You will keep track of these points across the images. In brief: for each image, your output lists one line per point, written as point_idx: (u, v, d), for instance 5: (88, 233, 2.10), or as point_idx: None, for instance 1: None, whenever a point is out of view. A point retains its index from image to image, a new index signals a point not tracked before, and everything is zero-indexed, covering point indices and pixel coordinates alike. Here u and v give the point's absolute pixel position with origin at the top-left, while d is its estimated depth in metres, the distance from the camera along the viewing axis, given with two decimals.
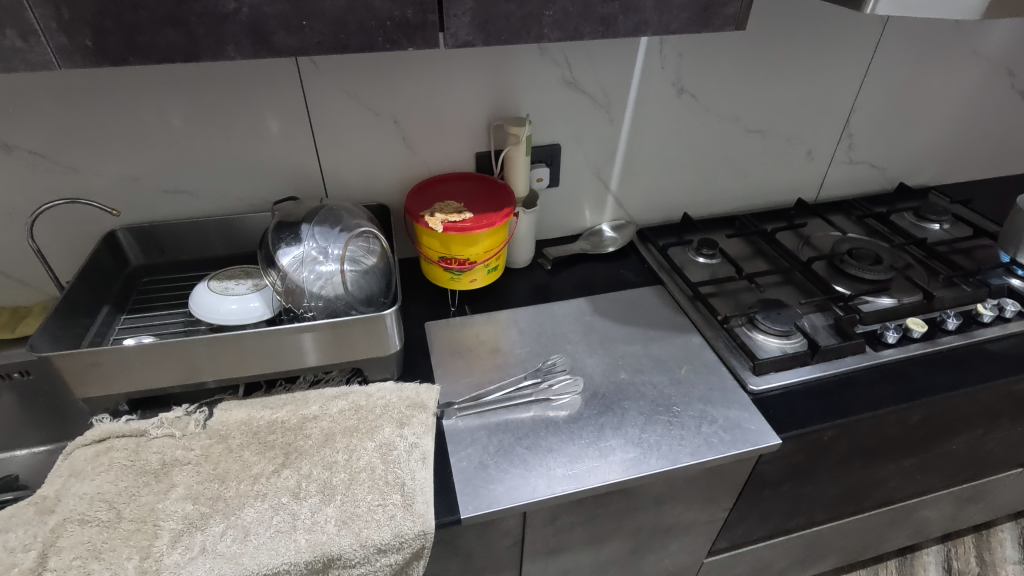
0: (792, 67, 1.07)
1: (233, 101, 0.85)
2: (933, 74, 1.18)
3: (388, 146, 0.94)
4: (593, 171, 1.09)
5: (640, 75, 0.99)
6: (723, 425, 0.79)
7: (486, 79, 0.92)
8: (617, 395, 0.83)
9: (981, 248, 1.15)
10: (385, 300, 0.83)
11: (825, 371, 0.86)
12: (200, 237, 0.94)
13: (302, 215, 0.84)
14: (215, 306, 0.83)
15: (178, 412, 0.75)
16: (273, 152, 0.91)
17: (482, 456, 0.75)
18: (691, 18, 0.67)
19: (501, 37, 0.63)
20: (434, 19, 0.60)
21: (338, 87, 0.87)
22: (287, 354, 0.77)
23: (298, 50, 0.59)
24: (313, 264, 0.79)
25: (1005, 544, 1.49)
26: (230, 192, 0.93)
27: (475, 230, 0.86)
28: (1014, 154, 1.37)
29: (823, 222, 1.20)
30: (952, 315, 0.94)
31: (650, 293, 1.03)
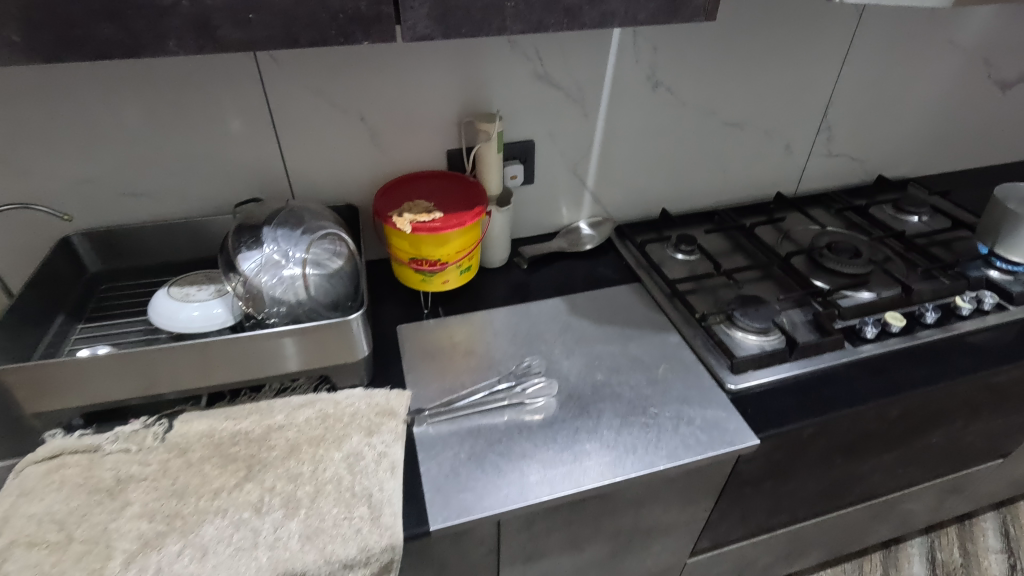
0: (768, 59, 1.06)
1: (190, 99, 0.81)
2: (911, 65, 1.17)
3: (356, 144, 0.91)
4: (569, 167, 1.07)
5: (614, 68, 0.97)
6: (701, 425, 0.78)
7: (455, 75, 0.89)
8: (594, 397, 0.81)
9: (959, 240, 1.14)
10: (352, 304, 0.80)
11: (803, 368, 0.85)
12: (161, 241, 0.91)
13: (265, 218, 0.81)
14: (175, 313, 0.79)
15: (135, 425, 0.72)
16: (234, 153, 0.87)
17: (453, 464, 0.72)
18: (659, 9, 0.65)
19: (461, 30, 0.60)
20: (389, 11, 0.57)
21: (301, 84, 0.84)
22: (248, 362, 0.74)
23: (246, 44, 0.56)
24: (276, 268, 0.76)
25: (988, 534, 1.50)
26: (191, 195, 0.89)
27: (444, 230, 0.84)
28: (991, 145, 1.37)
29: (802, 216, 1.19)
30: (931, 308, 0.94)
31: (628, 291, 1.01)
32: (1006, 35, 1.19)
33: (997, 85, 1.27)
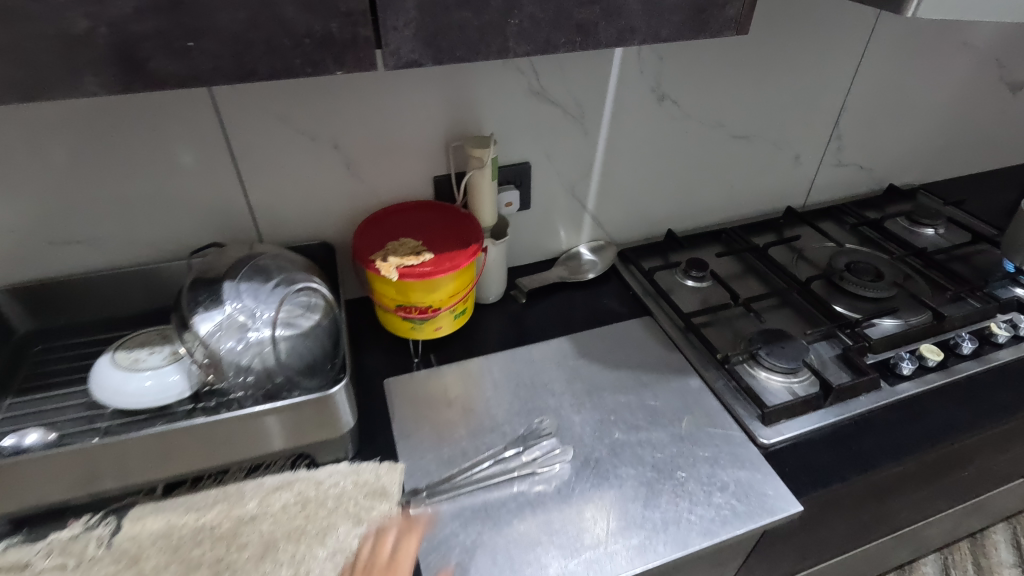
0: (780, 66, 0.97)
1: (131, 132, 0.69)
2: (925, 68, 1.10)
3: (329, 175, 0.80)
4: (568, 190, 0.97)
5: (617, 81, 0.87)
6: (735, 491, 0.69)
7: (440, 94, 0.78)
8: (612, 461, 0.72)
9: (980, 254, 1.08)
10: (332, 366, 0.69)
11: (840, 415, 0.77)
12: (106, 294, 0.78)
13: (224, 269, 0.69)
14: (121, 385, 0.67)
15: (74, 531, 0.61)
16: (188, 190, 0.75)
17: (458, 556, 0.62)
18: (685, 22, 0.55)
19: (455, 54, 0.49)
20: (367, 34, 0.46)
21: (262, 110, 0.72)
22: (210, 447, 0.63)
23: (187, 79, 0.44)
24: (240, 331, 0.65)
25: (1000, 547, 1.46)
26: (138, 239, 0.77)
27: (436, 275, 0.73)
28: (999, 148, 1.31)
29: (815, 232, 1.11)
30: (966, 337, 0.86)
31: (638, 327, 0.92)
32: (1021, 35, 1.13)
33: (1009, 87, 1.20)
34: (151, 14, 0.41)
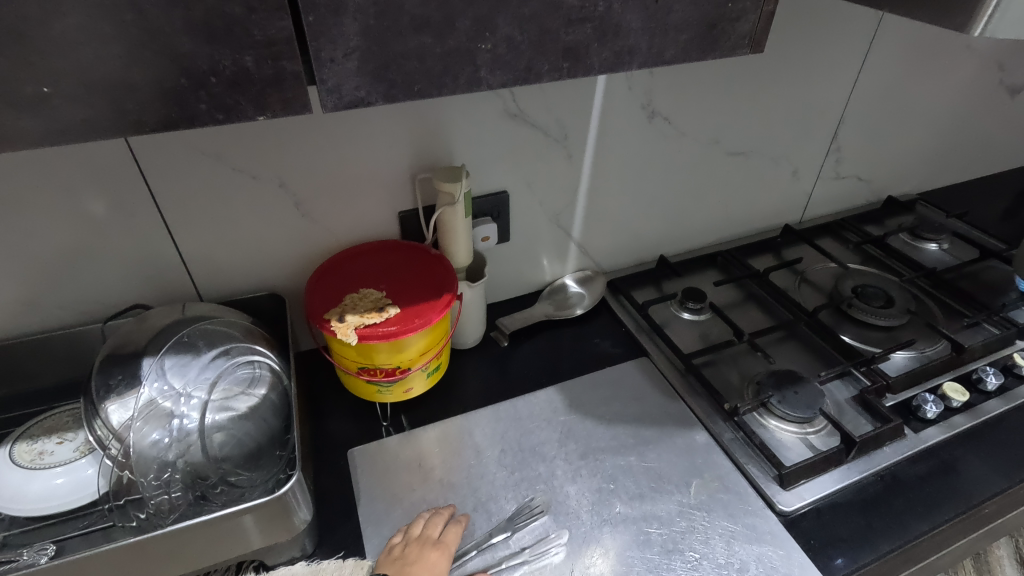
0: (779, 76, 0.88)
1: (22, 178, 0.56)
2: (927, 73, 1.02)
3: (276, 217, 0.69)
4: (551, 218, 0.87)
5: (603, 98, 0.77)
6: (756, 574, 0.60)
7: (403, 120, 0.67)
8: (615, 542, 0.62)
9: (989, 271, 1.01)
10: (281, 452, 0.58)
11: (864, 472, 0.68)
12: (11, 365, 0.66)
13: (145, 341, 0.57)
14: (21, 488, 0.56)
15: None
16: (102, 243, 0.63)
17: None
18: (692, 41, 0.46)
19: (412, 89, 0.39)
20: (294, 68, 0.35)
21: (188, 147, 0.60)
22: (127, 569, 0.51)
23: (47, 135, 0.33)
24: (166, 419, 0.54)
25: (1004, 563, 1.41)
26: (44, 301, 0.65)
27: (403, 335, 0.63)
28: (995, 153, 1.26)
29: (815, 251, 1.04)
30: (990, 371, 0.79)
31: (634, 370, 0.83)
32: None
33: (1009, 90, 1.14)
34: None
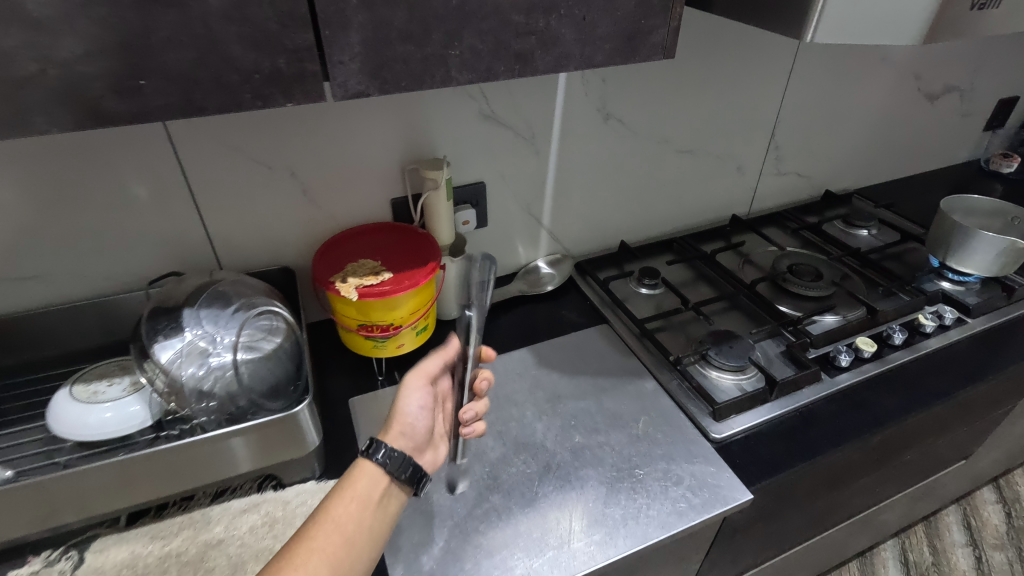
0: (717, 85, 1.03)
1: (83, 167, 0.69)
2: (852, 82, 1.17)
3: (287, 202, 0.82)
4: (523, 207, 1.00)
5: (564, 103, 0.91)
6: (690, 484, 0.72)
7: (392, 120, 0.81)
8: (574, 463, 0.75)
9: (909, 252, 1.16)
10: (295, 387, 0.71)
11: (785, 408, 0.81)
12: (66, 328, 0.78)
13: (183, 297, 0.70)
14: (81, 418, 0.67)
15: (34, 566, 0.61)
16: (143, 221, 0.75)
17: (427, 565, 0.64)
18: (616, 49, 0.59)
19: (400, 84, 0.52)
20: (314, 68, 0.49)
21: (216, 141, 0.73)
22: (168, 474, 0.64)
23: (136, 116, 0.45)
24: (202, 356, 0.66)
25: (952, 528, 1.53)
26: (92, 272, 0.77)
27: (395, 294, 0.76)
28: (921, 154, 1.42)
29: (758, 237, 1.18)
30: (897, 329, 0.93)
31: (596, 335, 0.96)
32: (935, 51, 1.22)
33: (927, 97, 1.30)
34: (100, 56, 0.42)
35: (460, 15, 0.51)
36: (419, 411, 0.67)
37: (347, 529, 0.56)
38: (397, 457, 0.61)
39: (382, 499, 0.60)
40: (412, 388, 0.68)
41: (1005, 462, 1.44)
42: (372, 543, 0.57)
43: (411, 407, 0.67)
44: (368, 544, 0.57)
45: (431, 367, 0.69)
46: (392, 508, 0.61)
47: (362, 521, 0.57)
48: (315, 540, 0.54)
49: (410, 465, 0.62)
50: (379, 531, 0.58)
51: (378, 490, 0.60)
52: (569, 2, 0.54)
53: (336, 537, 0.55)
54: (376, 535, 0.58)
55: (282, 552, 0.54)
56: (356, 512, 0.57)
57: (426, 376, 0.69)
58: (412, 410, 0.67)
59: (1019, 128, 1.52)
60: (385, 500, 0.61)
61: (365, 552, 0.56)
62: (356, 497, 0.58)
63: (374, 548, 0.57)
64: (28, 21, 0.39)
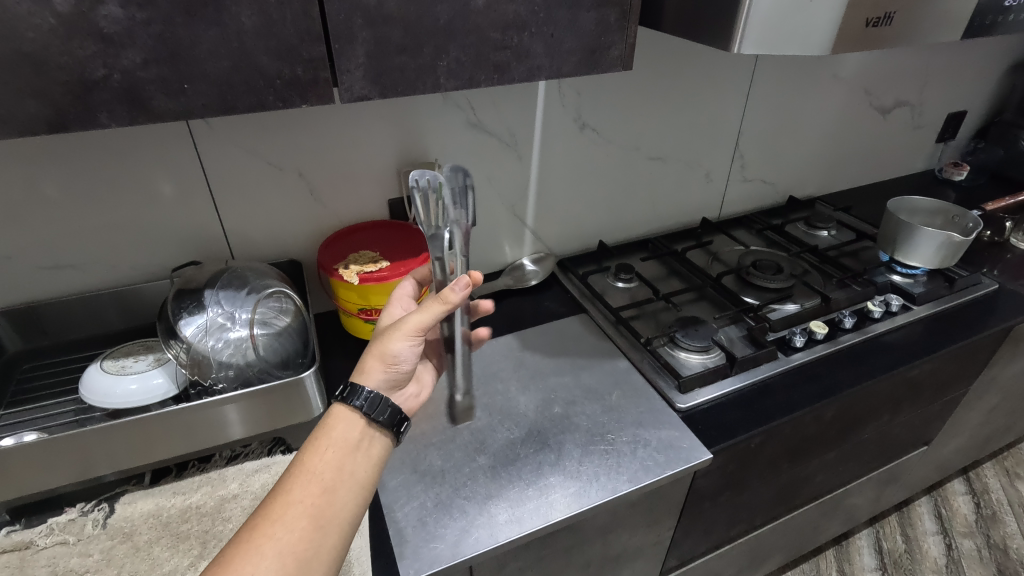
0: (683, 98, 1.14)
1: (118, 166, 0.79)
2: (808, 96, 1.29)
3: (296, 201, 0.91)
4: (508, 208, 1.10)
5: (543, 113, 1.02)
6: (656, 446, 0.81)
7: (390, 128, 0.92)
8: (553, 429, 0.83)
9: (864, 250, 1.26)
10: (302, 360, 0.79)
11: (744, 381, 0.91)
12: (95, 313, 0.87)
13: (204, 280, 0.79)
14: (110, 388, 0.73)
15: (72, 514, 0.69)
16: (168, 216, 0.85)
17: (420, 514, 0.72)
18: (581, 61, 0.70)
19: (397, 89, 0.62)
20: (326, 75, 0.59)
21: (235, 145, 0.83)
22: (190, 433, 0.72)
23: (179, 113, 0.55)
24: (220, 331, 0.74)
25: (924, 518, 1.60)
26: (121, 262, 0.86)
27: (392, 279, 0.86)
28: (877, 163, 1.53)
29: (727, 238, 1.28)
30: (847, 314, 1.03)
31: (575, 323, 1.05)
32: (882, 69, 1.35)
33: (879, 110, 1.42)
34: (155, 65, 0.52)
35: (447, 32, 0.61)
36: (409, 355, 0.67)
37: (323, 477, 0.59)
38: (374, 399, 0.63)
39: (361, 443, 0.63)
40: (406, 336, 0.65)
41: (969, 451, 1.53)
42: (354, 486, 0.60)
43: (400, 350, 0.66)
44: (350, 488, 0.60)
45: (429, 319, 0.65)
46: (373, 451, 0.64)
47: (339, 468, 0.60)
48: (291, 493, 0.57)
49: (388, 407, 0.64)
50: (360, 474, 0.61)
51: (355, 435, 0.63)
52: (539, 22, 0.65)
53: (313, 487, 0.58)
54: (358, 478, 0.61)
55: (262, 506, 0.57)
56: (333, 460, 0.60)
57: (423, 328, 0.65)
58: (401, 354, 0.66)
59: (969, 140, 1.64)
60: (366, 444, 0.63)
61: (348, 495, 0.59)
62: (332, 446, 0.61)
63: (357, 490, 0.60)
64: (100, 34, 0.49)
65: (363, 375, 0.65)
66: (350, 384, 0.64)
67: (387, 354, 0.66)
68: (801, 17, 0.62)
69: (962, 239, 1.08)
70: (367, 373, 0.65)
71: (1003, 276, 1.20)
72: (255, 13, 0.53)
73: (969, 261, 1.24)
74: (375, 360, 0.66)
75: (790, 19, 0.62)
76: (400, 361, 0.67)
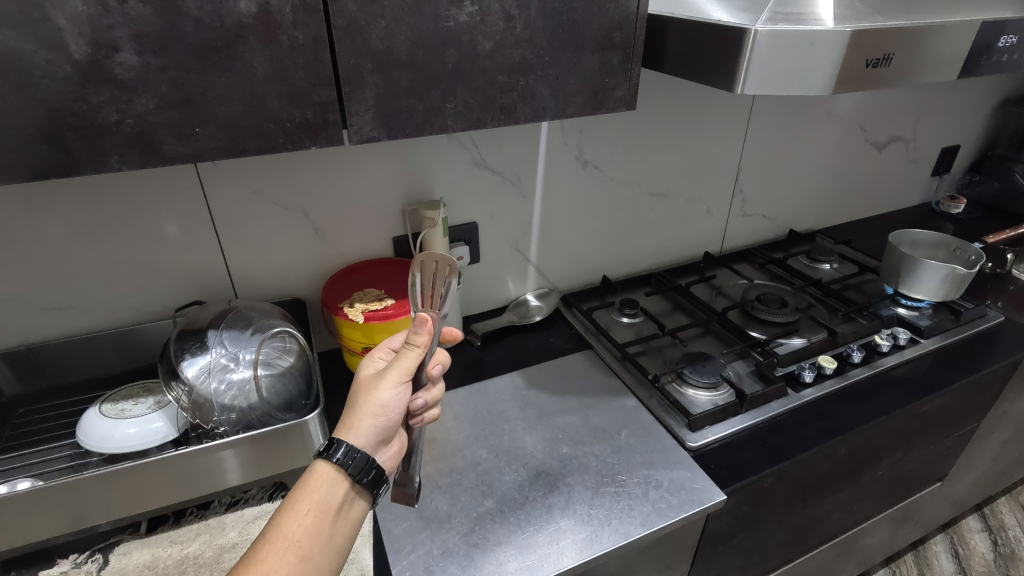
0: (682, 134, 1.15)
1: (125, 207, 0.79)
2: (805, 133, 1.31)
3: (301, 240, 0.92)
4: (511, 244, 1.10)
5: (546, 151, 1.03)
6: (668, 487, 0.79)
7: (396, 167, 0.93)
8: (562, 470, 0.81)
9: (868, 282, 1.27)
10: (306, 402, 0.78)
11: (754, 418, 0.89)
12: (94, 353, 0.86)
13: (208, 320, 0.78)
14: (108, 432, 0.71)
15: (64, 567, 0.67)
16: (173, 256, 0.84)
17: (427, 562, 0.69)
18: (585, 102, 0.71)
19: (406, 131, 0.63)
20: (335, 117, 0.59)
21: (242, 185, 0.83)
22: (187, 478, 0.70)
23: (190, 156, 0.55)
24: (223, 373, 0.73)
25: (941, 557, 1.56)
26: (124, 303, 0.85)
27: (397, 317, 0.86)
28: (873, 197, 1.55)
29: (729, 272, 1.29)
30: (856, 348, 1.02)
31: (581, 359, 1.04)
32: (876, 106, 1.37)
33: (874, 146, 1.44)
34: (169, 111, 0.52)
35: (455, 75, 0.62)
36: (396, 407, 0.65)
37: (301, 545, 0.56)
38: (360, 459, 0.62)
39: (342, 506, 0.61)
40: (391, 383, 0.64)
41: (983, 487, 1.49)
42: (331, 553, 0.58)
43: (386, 403, 0.64)
44: (326, 556, 0.58)
45: (411, 363, 0.65)
46: (352, 514, 0.62)
47: (318, 534, 0.58)
48: (266, 562, 0.54)
49: (372, 468, 0.62)
50: (338, 541, 0.59)
51: (337, 497, 0.61)
52: (545, 65, 0.66)
53: (290, 555, 0.56)
54: (336, 545, 0.59)
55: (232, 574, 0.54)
56: (312, 526, 0.58)
57: (407, 374, 0.65)
58: (389, 408, 0.65)
59: (963, 172, 1.67)
60: (346, 506, 0.61)
61: (323, 564, 0.58)
62: (312, 510, 0.59)
63: (332, 557, 0.59)
64: (115, 81, 0.49)
65: (353, 436, 0.63)
66: (329, 439, 0.62)
67: (376, 410, 0.64)
68: (801, 59, 0.63)
69: (966, 272, 1.08)
70: (358, 429, 0.63)
71: (1007, 308, 1.20)
72: (269, 59, 0.54)
73: (973, 293, 1.24)
74: (365, 416, 0.63)
75: (791, 61, 0.63)
76: (389, 413, 0.65)
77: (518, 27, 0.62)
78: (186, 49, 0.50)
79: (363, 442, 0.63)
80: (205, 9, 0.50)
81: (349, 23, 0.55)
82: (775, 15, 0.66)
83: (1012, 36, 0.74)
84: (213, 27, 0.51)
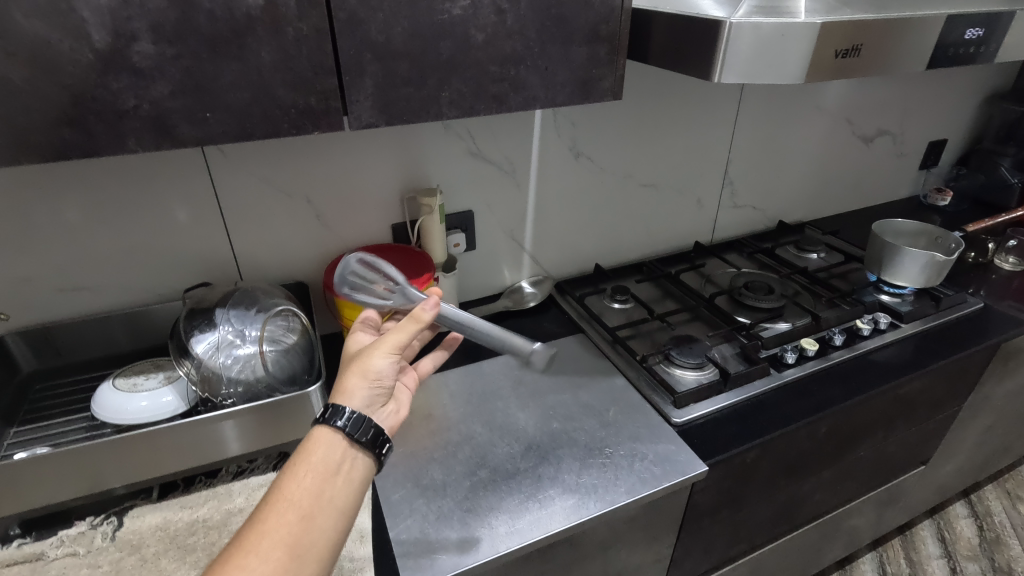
0: (672, 126, 1.19)
1: (136, 192, 0.83)
2: (793, 126, 1.35)
3: (304, 226, 0.96)
4: (507, 232, 1.14)
5: (539, 142, 1.07)
6: (653, 459, 0.83)
7: (395, 156, 0.97)
8: (551, 444, 0.85)
9: (853, 271, 1.30)
10: (309, 377, 0.82)
11: (737, 397, 0.93)
12: (106, 332, 0.90)
13: (216, 299, 0.82)
14: (122, 405, 0.75)
15: (82, 527, 0.71)
16: (181, 240, 0.88)
17: (423, 526, 0.73)
18: (574, 92, 0.75)
19: (402, 117, 0.67)
20: (337, 105, 0.63)
21: (247, 173, 0.88)
22: (197, 445, 0.75)
23: (201, 139, 0.59)
24: (230, 348, 0.77)
25: (928, 541, 1.59)
26: (134, 285, 0.89)
27: None
28: (861, 190, 1.59)
29: (719, 261, 1.32)
30: (838, 332, 1.06)
31: (573, 343, 1.08)
32: (862, 100, 1.41)
33: (862, 139, 1.48)
34: (182, 97, 0.56)
35: (449, 66, 0.66)
36: (385, 374, 0.68)
37: (301, 505, 0.57)
38: (357, 419, 0.63)
39: (342, 467, 0.62)
40: (385, 353, 0.67)
41: (968, 473, 1.53)
42: (334, 512, 0.59)
43: (378, 369, 0.67)
44: (329, 515, 0.58)
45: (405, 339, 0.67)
46: (354, 475, 0.63)
47: (318, 494, 0.58)
48: (267, 522, 0.55)
49: (370, 427, 0.64)
50: (340, 500, 0.60)
51: (335, 458, 0.62)
52: (534, 56, 0.70)
53: (291, 514, 0.56)
54: (338, 504, 0.59)
55: (236, 537, 0.55)
56: (312, 485, 0.59)
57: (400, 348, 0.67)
58: (379, 373, 0.67)
59: (951, 167, 1.71)
60: (346, 467, 0.62)
61: (327, 523, 0.58)
62: (310, 471, 0.60)
63: (337, 516, 0.59)
64: (133, 69, 0.53)
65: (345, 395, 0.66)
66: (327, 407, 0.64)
67: (366, 375, 0.67)
68: (775, 50, 0.67)
69: (945, 259, 1.12)
70: (350, 391, 0.66)
71: (989, 296, 1.23)
72: (275, 49, 0.58)
73: (956, 282, 1.28)
74: (357, 378, 0.66)
75: (766, 52, 0.67)
76: (380, 378, 0.67)
77: (508, 20, 0.66)
78: (199, 39, 0.54)
79: (357, 403, 0.65)
80: (216, 1, 0.54)
81: (350, 15, 0.59)
82: (751, 8, 0.69)
83: (978, 29, 0.78)
84: (224, 19, 0.55)
